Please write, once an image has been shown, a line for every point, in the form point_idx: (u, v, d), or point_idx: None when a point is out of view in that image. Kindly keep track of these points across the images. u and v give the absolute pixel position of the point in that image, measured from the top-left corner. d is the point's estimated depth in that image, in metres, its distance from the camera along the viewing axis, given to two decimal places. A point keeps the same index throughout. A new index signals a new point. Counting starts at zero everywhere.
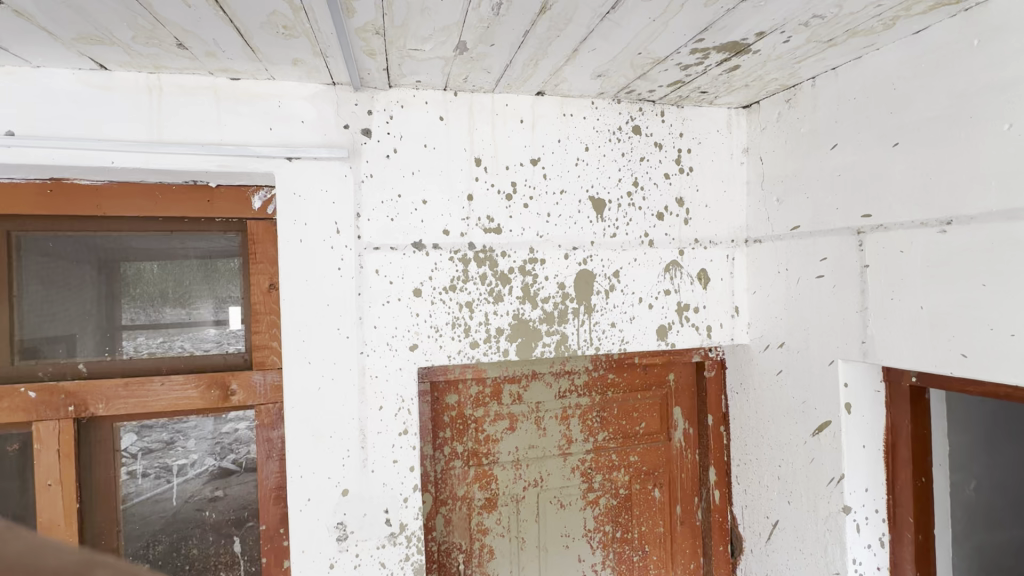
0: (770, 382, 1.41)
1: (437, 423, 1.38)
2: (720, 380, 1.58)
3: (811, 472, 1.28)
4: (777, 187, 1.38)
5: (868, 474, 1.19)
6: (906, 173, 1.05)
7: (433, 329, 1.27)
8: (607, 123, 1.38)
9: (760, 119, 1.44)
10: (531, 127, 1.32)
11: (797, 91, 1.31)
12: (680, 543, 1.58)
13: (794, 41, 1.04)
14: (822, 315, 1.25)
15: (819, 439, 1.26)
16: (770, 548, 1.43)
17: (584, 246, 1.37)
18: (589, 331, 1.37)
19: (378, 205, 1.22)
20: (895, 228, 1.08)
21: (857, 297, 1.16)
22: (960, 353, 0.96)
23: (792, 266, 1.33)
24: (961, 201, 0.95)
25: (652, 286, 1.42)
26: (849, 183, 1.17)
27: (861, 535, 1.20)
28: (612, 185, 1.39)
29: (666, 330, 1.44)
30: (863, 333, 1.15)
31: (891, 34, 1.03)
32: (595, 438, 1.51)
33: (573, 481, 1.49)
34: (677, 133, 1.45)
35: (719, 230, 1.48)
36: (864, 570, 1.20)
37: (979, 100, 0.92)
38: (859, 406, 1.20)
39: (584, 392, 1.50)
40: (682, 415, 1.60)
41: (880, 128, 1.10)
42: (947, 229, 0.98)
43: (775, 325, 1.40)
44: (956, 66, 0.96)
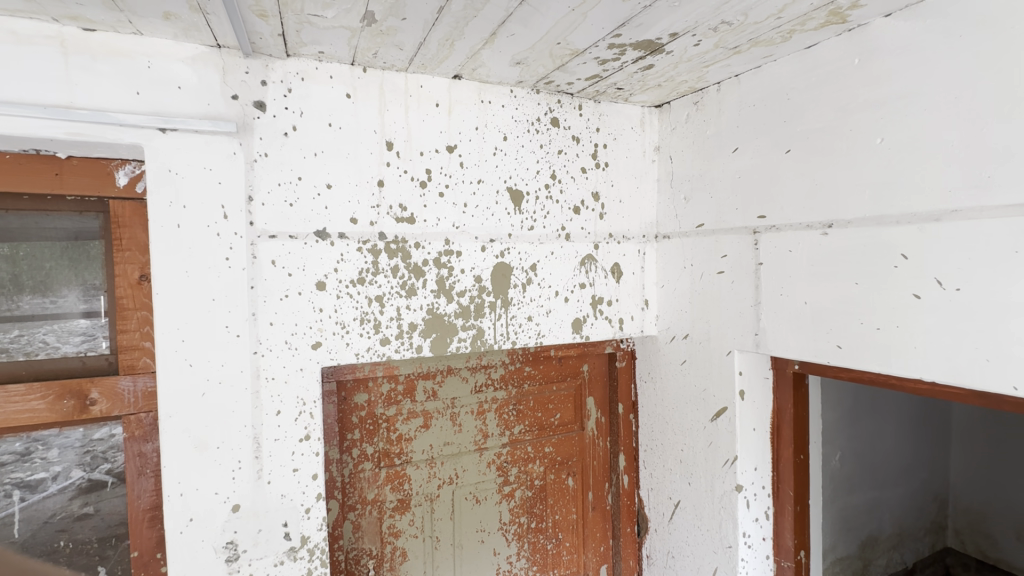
0: (675, 371, 1.49)
1: (345, 424, 1.29)
2: (631, 369, 1.64)
3: (709, 455, 1.38)
4: (685, 185, 1.45)
5: (756, 455, 1.31)
6: (796, 179, 1.13)
7: (339, 325, 1.17)
8: (525, 113, 1.35)
9: (670, 119, 1.49)
10: (447, 112, 1.26)
11: (704, 94, 1.37)
12: (591, 528, 1.63)
13: (704, 45, 1.08)
14: (722, 309, 1.33)
15: (717, 424, 1.35)
16: (672, 526, 1.52)
17: (501, 238, 1.34)
18: (506, 325, 1.35)
19: (274, 189, 1.10)
20: (786, 228, 1.16)
21: (752, 292, 1.25)
22: (836, 344, 1.07)
23: (696, 261, 1.41)
24: (841, 206, 1.05)
25: (568, 279, 1.43)
26: (747, 185, 1.25)
27: (750, 510, 1.31)
28: (530, 177, 1.37)
29: (581, 323, 1.46)
30: (756, 326, 1.24)
31: (787, 47, 1.10)
32: (511, 432, 1.50)
33: (489, 476, 1.48)
34: (595, 128, 1.46)
35: (631, 225, 1.53)
36: (751, 542, 1.31)
37: (858, 115, 1.01)
38: (751, 392, 1.30)
39: (501, 386, 1.48)
40: (595, 404, 1.64)
41: (774, 135, 1.18)
42: (828, 232, 1.07)
43: (680, 317, 1.47)
44: (840, 82, 1.05)
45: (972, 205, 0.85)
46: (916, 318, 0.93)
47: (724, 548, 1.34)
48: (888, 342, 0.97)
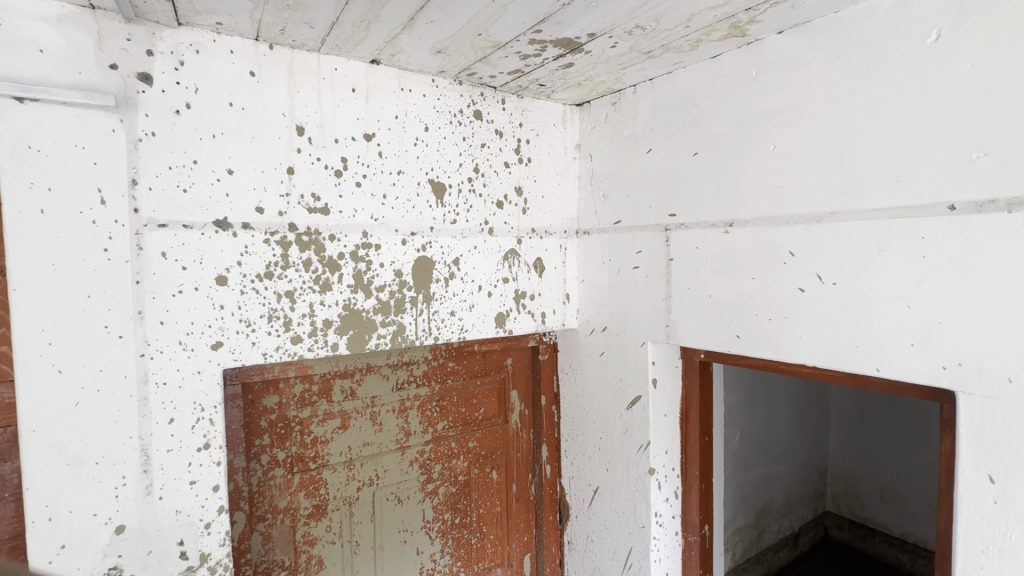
0: (594, 363, 1.54)
1: (252, 429, 1.20)
2: (553, 362, 1.68)
3: (625, 441, 1.45)
4: (604, 183, 1.49)
5: (667, 439, 1.39)
6: (703, 180, 1.21)
7: (243, 323, 1.08)
8: (448, 104, 1.33)
9: (590, 118, 1.54)
10: (365, 98, 1.20)
11: (621, 96, 1.42)
12: (515, 519, 1.65)
13: (620, 47, 1.11)
14: (637, 303, 1.40)
15: (632, 412, 1.42)
16: (591, 511, 1.58)
17: (423, 231, 1.30)
18: (428, 321, 1.33)
19: (165, 173, 0.98)
20: (693, 227, 1.24)
21: (664, 286, 1.32)
22: (735, 334, 1.16)
23: (613, 257, 1.46)
24: (740, 207, 1.13)
25: (491, 274, 1.43)
26: (660, 185, 1.32)
27: (661, 492, 1.39)
28: (453, 170, 1.35)
29: (505, 318, 1.47)
30: (667, 318, 1.31)
31: (695, 56, 1.17)
32: (434, 428, 1.48)
33: (411, 475, 1.44)
34: (518, 123, 1.46)
35: (553, 221, 1.55)
36: (663, 521, 1.40)
37: (756, 123, 1.10)
38: (663, 380, 1.38)
39: (424, 382, 1.45)
40: (519, 397, 1.66)
41: (684, 138, 1.25)
42: (730, 230, 1.16)
43: (599, 310, 1.52)
44: (740, 91, 1.13)
45: (847, 209, 0.96)
46: (801, 309, 1.04)
47: (639, 529, 1.42)
48: (778, 332, 1.08)
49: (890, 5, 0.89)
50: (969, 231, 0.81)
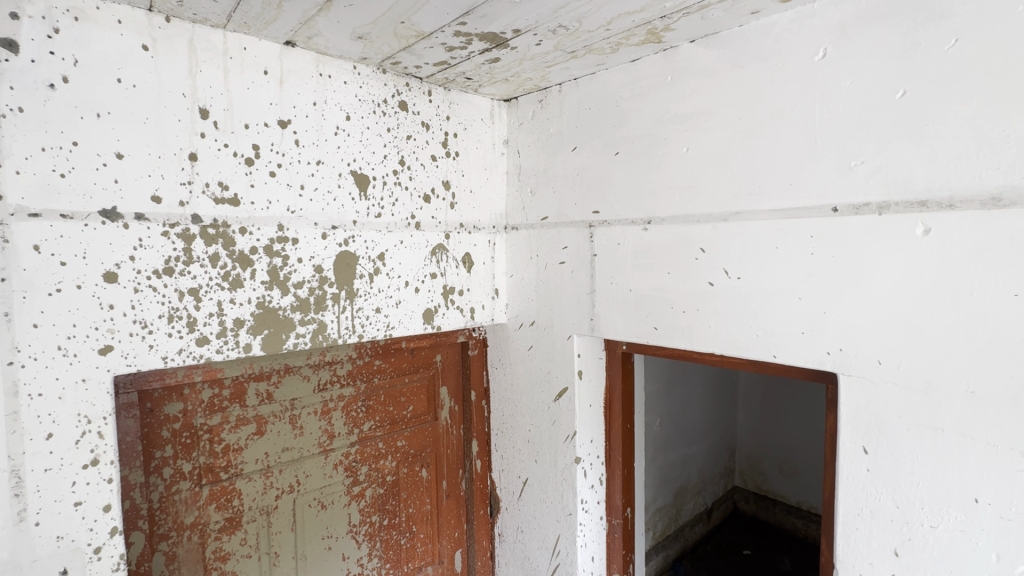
0: (523, 357, 1.56)
1: (151, 441, 1.09)
2: (482, 357, 1.68)
3: (553, 432, 1.48)
4: (531, 179, 1.51)
5: (592, 428, 1.44)
6: (624, 178, 1.26)
7: (138, 324, 0.98)
8: (371, 93, 1.28)
9: (518, 114, 1.55)
10: (279, 82, 1.12)
11: (548, 94, 1.44)
12: (445, 515, 1.64)
13: (544, 45, 1.13)
14: (563, 298, 1.43)
15: (559, 404, 1.46)
16: (521, 503, 1.61)
17: (345, 225, 1.25)
18: (352, 318, 1.28)
19: (36, 155, 0.86)
20: (614, 223, 1.29)
21: (588, 281, 1.36)
22: (654, 326, 1.22)
23: (541, 252, 1.49)
24: (657, 206, 1.20)
25: (418, 269, 1.40)
26: (584, 183, 1.36)
27: (587, 479, 1.44)
28: (377, 162, 1.30)
29: (432, 314, 1.45)
30: (591, 312, 1.36)
31: (616, 58, 1.22)
32: (360, 429, 1.43)
33: (336, 478, 1.38)
34: (445, 116, 1.44)
35: (482, 216, 1.55)
36: (588, 507, 1.45)
37: (671, 126, 1.16)
38: (588, 372, 1.43)
39: (349, 382, 1.39)
40: (449, 393, 1.64)
41: (606, 138, 1.30)
42: (648, 227, 1.22)
43: (527, 305, 1.54)
44: (657, 95, 1.19)
45: (749, 209, 1.04)
46: (710, 302, 1.11)
47: (566, 516, 1.46)
48: (691, 323, 1.15)
49: (786, 23, 0.98)
50: (849, 230, 0.91)
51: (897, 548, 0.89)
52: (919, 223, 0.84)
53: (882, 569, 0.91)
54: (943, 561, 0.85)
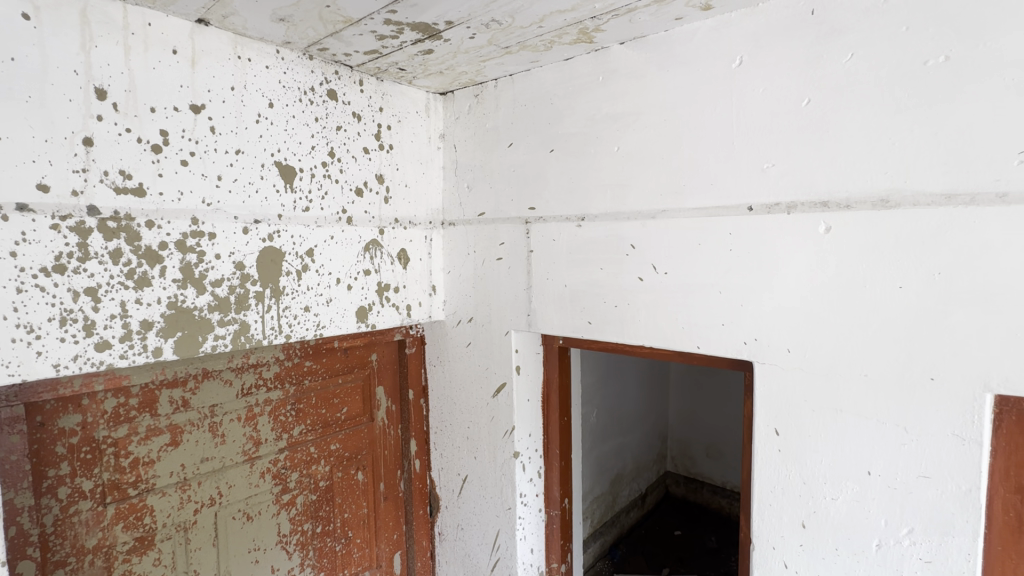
0: (461, 353, 1.55)
1: (42, 458, 0.98)
2: (420, 355, 1.65)
3: (492, 428, 1.48)
4: (467, 174, 1.50)
5: (530, 422, 1.46)
6: (558, 175, 1.28)
7: (22, 329, 0.87)
8: (296, 80, 1.21)
9: (454, 108, 1.53)
10: (190, 63, 1.03)
11: (483, 88, 1.43)
12: (383, 518, 1.60)
13: (478, 39, 1.12)
14: (500, 294, 1.43)
15: (498, 400, 1.46)
16: (461, 500, 1.60)
17: (269, 219, 1.17)
18: (278, 318, 1.21)
19: None
20: (550, 219, 1.31)
21: (525, 277, 1.37)
22: (588, 321, 1.25)
23: (478, 248, 1.48)
24: (590, 203, 1.22)
25: (350, 266, 1.35)
26: (520, 179, 1.37)
27: (526, 472, 1.46)
28: (304, 153, 1.23)
29: (367, 311, 1.40)
30: (528, 307, 1.37)
31: (550, 56, 1.23)
32: (289, 434, 1.36)
33: (262, 488, 1.31)
34: (377, 107, 1.39)
35: (418, 211, 1.52)
36: (527, 500, 1.47)
37: (603, 125, 1.19)
38: (526, 367, 1.44)
39: (276, 385, 1.32)
40: (385, 393, 1.60)
41: (542, 135, 1.31)
42: (581, 224, 1.24)
43: (465, 301, 1.53)
44: (589, 94, 1.21)
45: (675, 207, 1.09)
46: (640, 297, 1.16)
47: (505, 511, 1.47)
48: (623, 317, 1.19)
49: (706, 30, 1.03)
50: (762, 227, 0.98)
51: (804, 521, 0.97)
52: (822, 222, 0.92)
53: (792, 540, 0.99)
54: (843, 529, 0.93)
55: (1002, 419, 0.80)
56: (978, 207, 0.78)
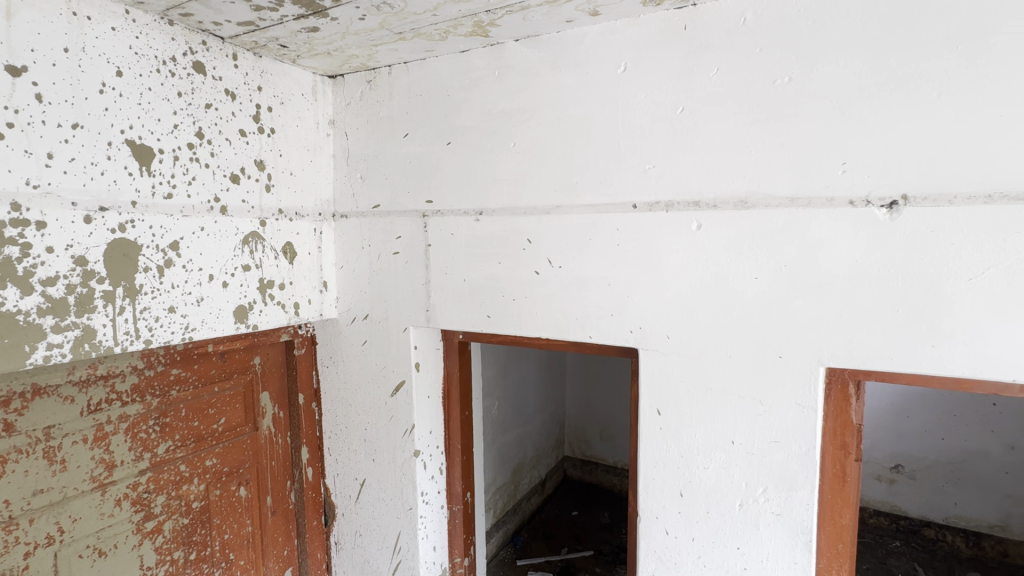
0: (357, 353, 1.48)
1: None
2: (310, 356, 1.54)
3: (391, 428, 1.44)
4: (360, 164, 1.42)
5: (431, 419, 1.44)
6: (455, 168, 1.27)
7: None
8: (152, 47, 1.05)
9: (344, 93, 1.44)
10: (5, 14, 0.84)
11: (377, 74, 1.37)
12: (271, 535, 1.47)
13: (369, 21, 1.06)
14: (398, 289, 1.39)
15: (396, 399, 1.42)
16: (359, 506, 1.53)
17: (120, 207, 1.01)
18: (135, 320, 1.05)
19: None
20: (448, 213, 1.29)
21: (423, 271, 1.34)
22: (487, 315, 1.26)
23: (373, 242, 1.41)
24: (487, 198, 1.23)
25: (226, 261, 1.22)
26: (416, 171, 1.33)
27: (427, 470, 1.44)
28: (164, 132, 1.08)
29: (246, 311, 1.28)
30: (427, 302, 1.34)
31: (445, 47, 1.21)
32: (153, 453, 1.19)
33: (118, 517, 1.13)
34: (255, 87, 1.27)
35: (305, 201, 1.41)
36: (429, 498, 1.45)
37: (499, 120, 1.20)
38: (425, 363, 1.41)
39: (134, 399, 1.14)
40: (271, 399, 1.47)
41: (438, 127, 1.29)
42: (479, 218, 1.24)
43: (359, 298, 1.46)
44: (485, 88, 1.21)
45: (568, 203, 1.13)
46: (536, 290, 1.19)
47: (406, 511, 1.44)
48: (521, 310, 1.21)
49: (595, 35, 1.08)
50: (645, 224, 1.06)
51: (681, 490, 1.08)
52: (695, 221, 1.01)
53: (671, 509, 1.09)
54: (712, 494, 1.05)
55: (831, 388, 0.95)
56: (813, 209, 0.92)
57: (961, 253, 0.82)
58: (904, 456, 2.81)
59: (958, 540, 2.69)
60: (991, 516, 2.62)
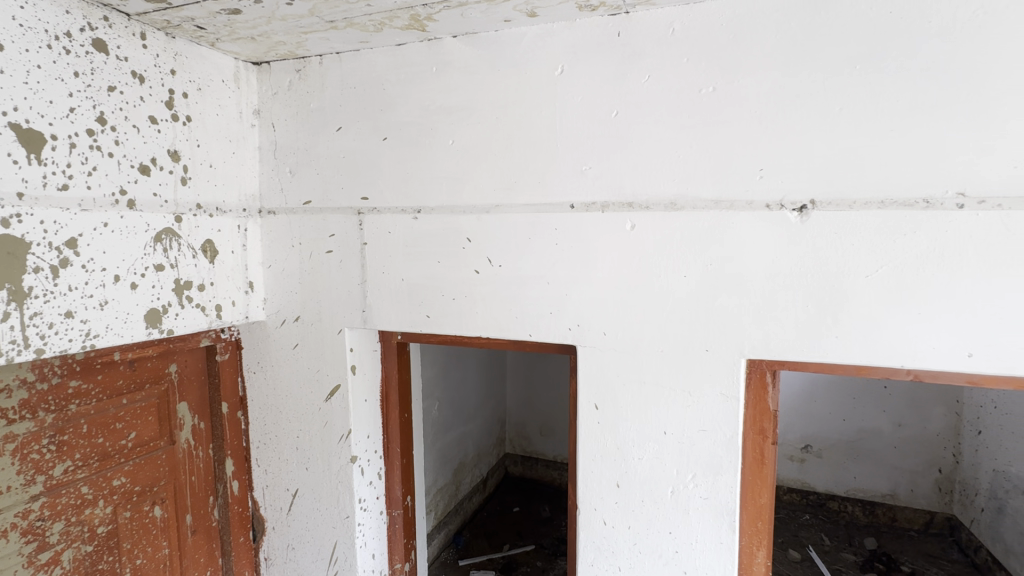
0: (287, 357, 1.40)
1: None
2: (235, 362, 1.44)
3: (325, 435, 1.38)
4: (289, 157, 1.35)
5: (368, 423, 1.39)
6: (392, 164, 1.23)
7: None
8: (42, 19, 0.93)
9: (271, 81, 1.35)
10: None
11: (307, 63, 1.30)
12: (191, 556, 1.36)
13: (297, 7, 1.00)
14: (331, 289, 1.33)
15: (331, 404, 1.36)
16: (291, 518, 1.45)
17: (4, 199, 0.89)
18: (24, 327, 0.93)
19: None
20: (384, 211, 1.25)
21: (358, 271, 1.29)
22: (426, 315, 1.24)
23: (304, 240, 1.34)
24: (426, 196, 1.21)
25: (135, 260, 1.11)
26: (351, 166, 1.28)
27: (365, 476, 1.39)
28: (58, 115, 0.96)
29: (159, 315, 1.17)
30: (363, 303, 1.30)
31: (380, 39, 1.17)
32: (49, 477, 1.06)
33: (5, 551, 1.00)
34: (167, 70, 1.16)
35: (227, 196, 1.31)
36: (367, 505, 1.40)
37: (437, 117, 1.18)
38: (362, 366, 1.36)
39: (23, 416, 1.01)
40: (190, 410, 1.36)
41: (374, 122, 1.25)
42: (417, 216, 1.22)
43: (290, 299, 1.38)
44: (423, 83, 1.19)
45: (507, 202, 1.14)
46: (476, 289, 1.19)
47: (342, 520, 1.38)
48: (460, 309, 1.20)
49: (533, 35, 1.09)
50: (582, 225, 1.08)
51: (618, 481, 1.12)
52: (629, 221, 1.05)
53: (609, 500, 1.13)
54: (646, 483, 1.10)
55: (751, 378, 1.03)
56: (735, 211, 0.98)
57: (860, 253, 0.91)
58: (812, 437, 3.09)
59: (856, 510, 3.00)
60: (884, 486, 2.95)
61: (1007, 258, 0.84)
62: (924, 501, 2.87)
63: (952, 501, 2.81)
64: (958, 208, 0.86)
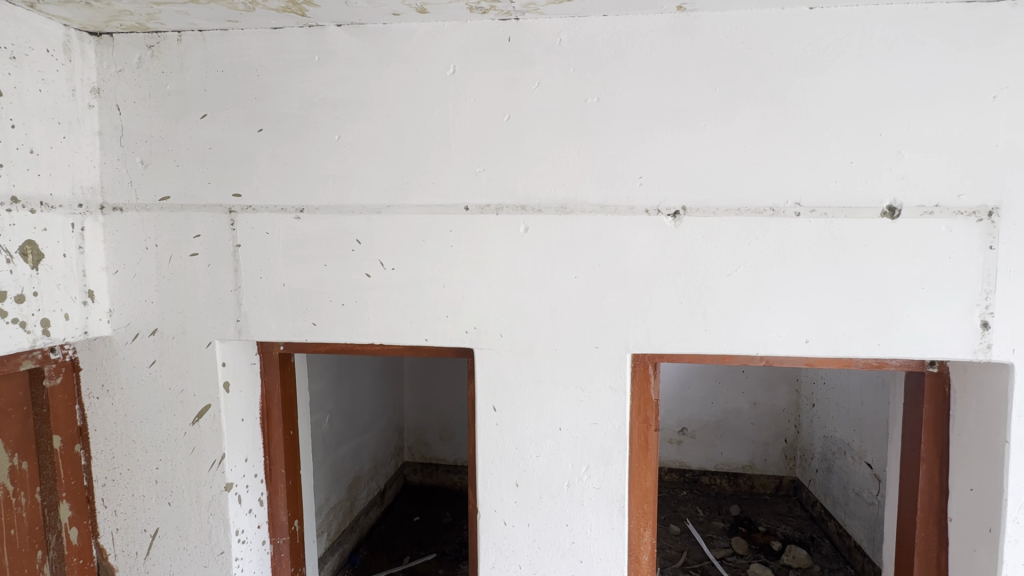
0: (141, 377, 1.21)
1: None
2: (70, 387, 1.21)
3: (193, 463, 1.21)
4: (140, 146, 1.16)
5: (245, 445, 1.25)
6: (269, 158, 1.12)
7: None
8: None
9: (114, 57, 1.16)
10: None
11: (162, 40, 1.14)
12: None
13: None
14: (197, 297, 1.17)
15: (199, 426, 1.20)
16: (150, 563, 1.25)
17: None
18: None
19: None
20: (261, 210, 1.14)
21: (231, 275, 1.16)
22: (312, 322, 1.15)
23: (161, 241, 1.17)
24: (310, 193, 1.12)
25: None
26: (219, 158, 1.14)
27: (243, 504, 1.25)
28: None
29: None
30: (237, 311, 1.17)
31: (252, 19, 1.06)
32: None
33: None
34: None
35: (56, 189, 1.09)
36: (246, 536, 1.26)
37: (320, 109, 1.10)
38: (236, 381, 1.22)
39: None
40: (8, 448, 1.10)
41: (246, 111, 1.13)
42: (300, 216, 1.13)
43: (144, 309, 1.19)
44: (303, 72, 1.10)
45: (399, 203, 1.10)
46: (368, 294, 1.13)
47: (216, 557, 1.22)
48: (351, 315, 1.14)
49: (423, 32, 1.06)
50: (478, 226, 1.08)
51: (517, 480, 1.13)
52: (522, 224, 1.07)
53: (508, 500, 1.14)
54: (543, 478, 1.13)
55: (636, 370, 1.11)
56: (619, 216, 1.05)
57: (723, 255, 1.03)
58: (687, 420, 3.43)
59: (723, 481, 3.40)
60: (743, 458, 3.37)
61: (831, 259, 1.00)
62: (774, 468, 3.34)
63: (794, 465, 3.29)
64: (796, 216, 1.00)
